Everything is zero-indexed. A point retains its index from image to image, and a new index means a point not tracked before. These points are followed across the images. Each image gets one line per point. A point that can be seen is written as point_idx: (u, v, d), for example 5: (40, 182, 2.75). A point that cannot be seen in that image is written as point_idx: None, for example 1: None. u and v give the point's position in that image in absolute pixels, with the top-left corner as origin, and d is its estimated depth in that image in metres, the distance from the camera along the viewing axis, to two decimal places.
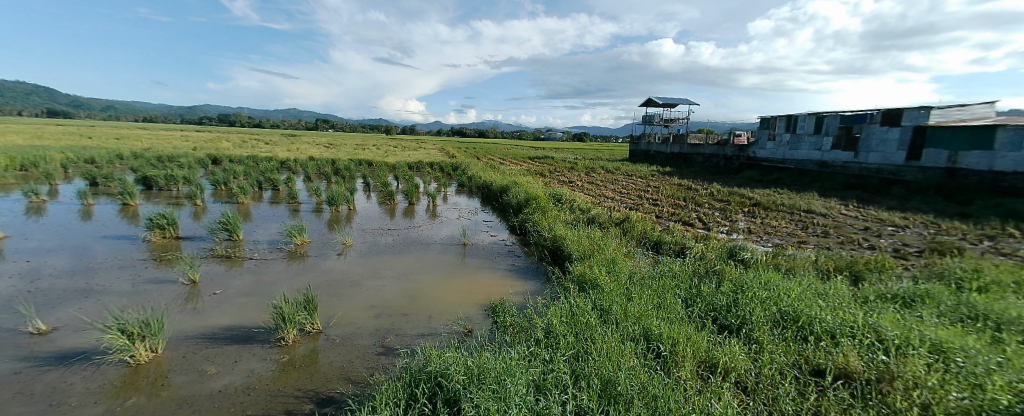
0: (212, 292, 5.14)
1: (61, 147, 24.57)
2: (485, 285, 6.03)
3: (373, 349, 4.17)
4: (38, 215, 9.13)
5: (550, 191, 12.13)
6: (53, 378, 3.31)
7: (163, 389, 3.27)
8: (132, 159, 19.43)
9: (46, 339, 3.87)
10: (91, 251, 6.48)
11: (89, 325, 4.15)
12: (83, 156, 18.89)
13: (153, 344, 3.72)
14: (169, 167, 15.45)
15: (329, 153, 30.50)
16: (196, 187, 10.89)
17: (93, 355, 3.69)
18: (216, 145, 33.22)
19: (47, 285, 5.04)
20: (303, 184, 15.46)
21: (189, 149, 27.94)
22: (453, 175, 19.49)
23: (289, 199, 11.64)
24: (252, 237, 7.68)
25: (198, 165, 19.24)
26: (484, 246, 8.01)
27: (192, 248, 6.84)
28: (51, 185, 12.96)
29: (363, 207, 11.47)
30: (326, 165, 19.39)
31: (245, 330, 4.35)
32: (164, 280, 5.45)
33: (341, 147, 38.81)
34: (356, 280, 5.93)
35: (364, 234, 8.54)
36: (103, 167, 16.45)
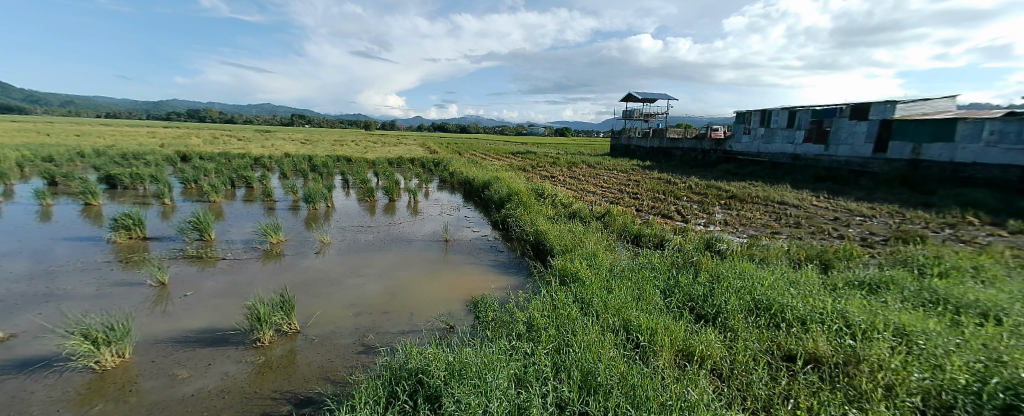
0: (183, 294, 4.97)
1: (17, 144, 23.39)
2: (468, 281, 6.04)
3: (353, 348, 4.14)
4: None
5: (532, 185, 12.13)
6: (12, 387, 3.15)
7: (132, 395, 3.17)
8: (95, 157, 18.53)
9: (4, 346, 3.68)
10: (51, 254, 6.18)
11: (50, 332, 3.96)
12: (42, 154, 18.01)
13: (121, 349, 3.58)
14: (134, 165, 14.81)
15: (306, 149, 29.73)
16: (164, 186, 10.47)
17: (55, 361, 3.53)
18: (189, 142, 32.22)
19: (4, 290, 4.79)
20: (279, 182, 15.03)
21: (156, 146, 26.80)
22: (435, 171, 19.34)
23: (264, 197, 11.31)
24: (226, 236, 7.46)
25: (165, 162, 18.46)
26: (468, 242, 8.02)
27: (161, 249, 6.59)
28: (4, 185, 12.25)
29: (343, 205, 11.26)
30: (303, 161, 18.92)
31: (219, 333, 4.22)
32: (131, 282, 5.23)
33: (319, 142, 37.93)
34: (336, 279, 5.83)
35: (344, 232, 8.40)
36: (63, 165, 15.68)
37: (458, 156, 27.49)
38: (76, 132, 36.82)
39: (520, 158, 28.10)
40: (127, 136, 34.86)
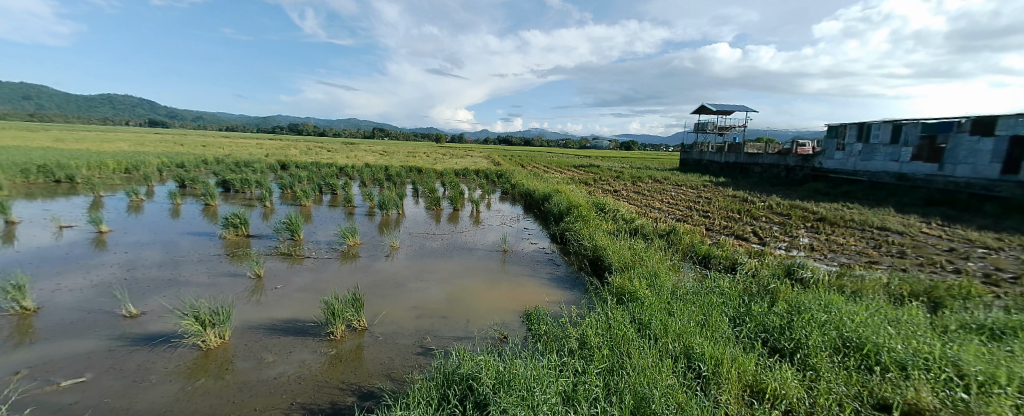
0: (274, 287, 5.62)
1: (162, 152, 28.50)
2: (523, 292, 6.07)
3: (413, 348, 4.39)
4: (140, 212, 10.58)
5: (593, 199, 11.95)
6: (140, 357, 3.80)
7: (229, 373, 3.67)
8: (216, 164, 21.98)
9: (137, 322, 4.44)
10: (179, 245, 7.41)
11: (170, 312, 4.69)
12: (181, 161, 21.87)
13: (222, 331, 4.13)
14: (245, 172, 17.23)
15: (384, 160, 32.59)
16: (266, 191, 12.06)
17: (172, 338, 4.17)
18: (286, 152, 36.86)
19: (143, 274, 5.81)
20: (357, 190, 16.50)
21: (262, 155, 31.08)
22: (497, 182, 19.89)
23: (345, 202, 12.52)
24: (311, 237, 8.33)
25: (268, 170, 21.27)
26: (526, 254, 8.09)
27: (260, 246, 7.55)
28: (151, 187, 14.96)
29: (410, 212, 11.99)
30: (380, 171, 20.64)
31: (299, 323, 4.69)
32: (235, 273, 6.06)
33: (396, 153, 41.24)
34: (401, 281, 6.21)
35: (410, 238, 8.92)
36: (195, 171, 18.82)
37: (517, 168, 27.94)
38: (204, 142, 43.98)
39: (584, 171, 27.93)
40: (241, 146, 40.85)
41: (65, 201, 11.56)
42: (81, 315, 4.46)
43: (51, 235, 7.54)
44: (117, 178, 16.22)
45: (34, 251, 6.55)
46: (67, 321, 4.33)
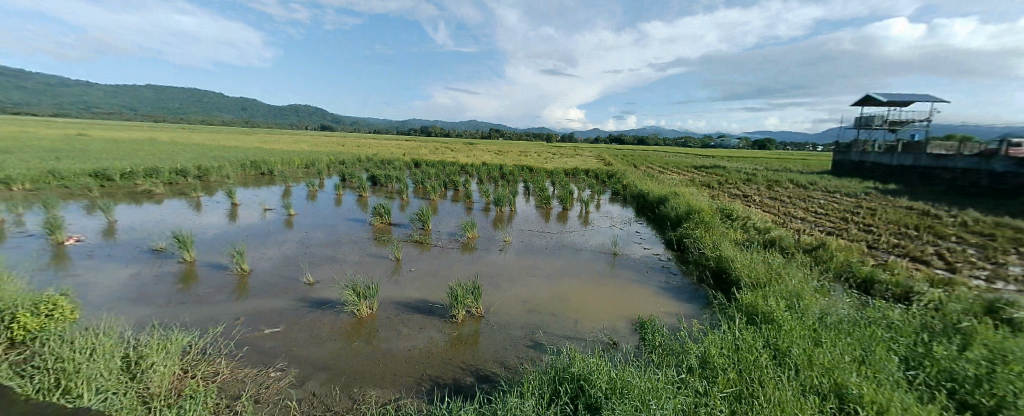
0: (408, 269, 6.43)
1: (330, 151, 35.32)
2: (632, 299, 5.83)
3: (524, 341, 4.59)
4: (316, 199, 13.31)
5: (717, 204, 10.81)
6: (317, 318, 4.74)
7: (378, 342, 4.41)
8: (366, 161, 26.28)
9: (313, 288, 5.50)
10: (342, 228, 9.07)
11: (335, 283, 5.70)
12: (342, 158, 26.82)
13: (371, 304, 4.88)
14: (388, 168, 20.25)
15: (499, 159, 34.87)
16: (404, 185, 13.96)
17: (336, 304, 5.09)
18: (418, 151, 42.05)
19: (316, 250, 7.22)
20: (475, 187, 17.91)
21: (401, 154, 36.08)
22: (607, 183, 19.52)
23: (465, 198, 13.74)
24: (437, 228, 9.31)
25: (405, 167, 24.60)
26: (638, 259, 7.73)
27: (399, 233, 8.74)
28: (324, 179, 18.62)
29: (521, 209, 12.51)
30: (496, 169, 22.07)
31: (428, 304, 5.28)
32: (380, 255, 7.11)
33: (511, 153, 43.62)
34: (511, 275, 6.53)
35: (522, 234, 9.30)
36: (352, 167, 22.83)
37: (626, 168, 26.87)
38: (354, 142, 52.89)
39: (702, 172, 25.57)
40: (383, 145, 48.29)
41: (270, 188, 15.23)
42: (277, 277, 5.75)
43: (263, 214, 9.99)
44: (302, 171, 20.63)
45: (254, 226, 8.77)
46: (270, 282, 5.59)
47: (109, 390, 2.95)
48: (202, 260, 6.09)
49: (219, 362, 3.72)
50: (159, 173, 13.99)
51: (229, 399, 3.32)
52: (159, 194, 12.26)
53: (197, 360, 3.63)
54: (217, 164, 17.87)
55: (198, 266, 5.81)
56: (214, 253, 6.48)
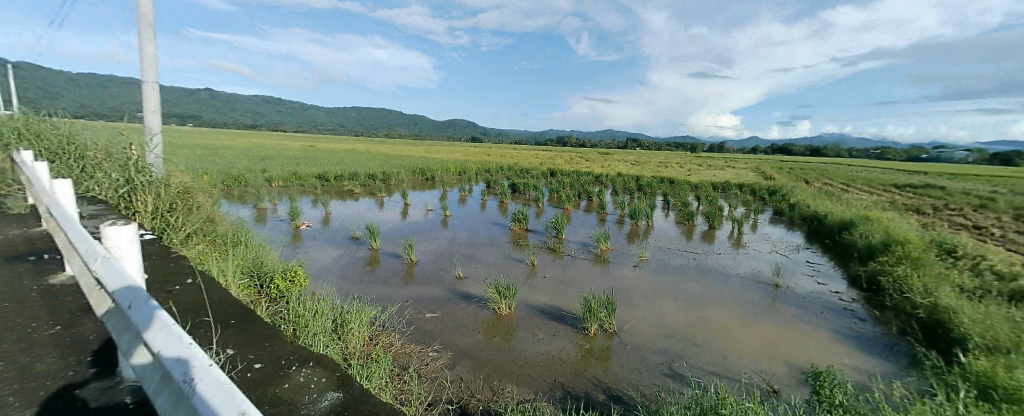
0: (543, 275, 6.69)
1: (478, 158, 39.83)
2: (796, 343, 4.99)
3: (662, 368, 4.28)
4: (466, 203, 15.11)
5: (937, 235, 8.26)
6: (464, 309, 5.30)
7: (514, 341, 4.69)
8: (506, 169, 28.52)
9: (463, 282, 6.13)
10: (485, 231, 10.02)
11: (481, 280, 6.29)
12: (487, 166, 29.79)
13: (511, 304, 5.24)
14: (526, 177, 21.79)
15: (636, 169, 33.85)
16: (540, 193, 14.91)
17: (480, 299, 5.59)
18: (554, 160, 43.49)
19: (466, 248, 8.13)
20: (609, 199, 17.59)
21: (536, 162, 38.35)
22: (767, 201, 17.01)
23: (599, 209, 13.82)
24: (571, 237, 9.50)
25: (541, 175, 26.11)
26: (808, 296, 6.56)
27: (535, 239, 9.25)
28: (472, 184, 21.19)
29: (658, 225, 11.74)
30: (631, 181, 21.61)
31: (561, 312, 5.38)
32: (517, 259, 7.59)
33: (647, 163, 41.76)
34: (646, 294, 6.20)
35: (660, 253, 8.71)
36: (494, 174, 25.13)
37: (790, 184, 22.64)
38: (492, 152, 57.93)
39: (908, 192, 19.92)
40: (520, 154, 52.08)
41: (431, 192, 17.96)
42: (435, 267, 6.66)
43: (425, 214, 11.81)
44: (456, 177, 23.91)
45: (418, 222, 10.43)
46: (429, 272, 6.45)
47: (330, 342, 3.74)
48: (382, 247, 7.47)
49: (393, 335, 4.46)
50: (359, 175, 17.91)
51: (401, 368, 3.93)
52: (359, 193, 15.75)
53: (378, 330, 4.43)
54: (396, 169, 22.03)
55: (379, 252, 7.16)
56: (391, 243, 7.90)
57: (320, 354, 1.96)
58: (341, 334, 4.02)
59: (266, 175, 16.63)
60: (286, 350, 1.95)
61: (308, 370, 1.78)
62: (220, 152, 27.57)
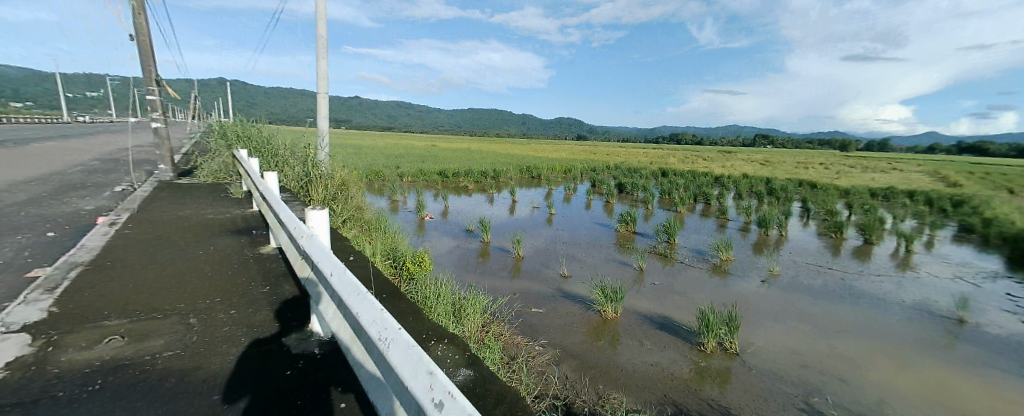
0: (652, 282, 6.45)
1: (584, 158, 39.93)
2: (994, 398, 3.92)
3: (794, 401, 3.73)
4: (570, 202, 15.47)
5: None
6: (569, 308, 5.39)
7: (620, 347, 4.58)
8: (612, 168, 28.03)
9: (567, 281, 6.22)
10: (591, 231, 10.10)
11: (586, 280, 6.30)
12: (592, 165, 29.68)
13: (617, 308, 5.15)
14: (634, 177, 21.21)
15: (763, 170, 30.05)
16: (650, 195, 14.50)
17: (587, 301, 5.62)
18: (665, 159, 40.94)
19: (572, 246, 8.24)
20: (730, 203, 16.12)
21: (645, 161, 36.87)
22: (952, 214, 13.65)
23: (718, 215, 12.86)
24: (684, 244, 8.95)
25: (651, 175, 25.14)
26: (1015, 340, 5.11)
27: (643, 241, 9.00)
28: (577, 183, 21.47)
29: (791, 236, 10.37)
30: (759, 184, 19.48)
31: (673, 324, 5.11)
32: (624, 262, 7.43)
33: (778, 163, 36.77)
34: (775, 315, 5.52)
35: (793, 268, 7.68)
36: (600, 173, 24.90)
37: (987, 194, 17.55)
38: (596, 150, 56.95)
39: None
40: (629, 153, 50.33)
41: (537, 190, 18.83)
42: (540, 264, 6.87)
43: (530, 211, 12.40)
44: (562, 175, 24.48)
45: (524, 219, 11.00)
46: (535, 268, 6.67)
47: (453, 324, 4.04)
48: (491, 241, 8.06)
49: (503, 325, 4.68)
50: (472, 171, 19.55)
51: (511, 358, 4.07)
52: (473, 189, 17.27)
53: (490, 320, 4.70)
54: (505, 167, 23.52)
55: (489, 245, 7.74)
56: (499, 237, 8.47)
57: (452, 333, 2.07)
58: (460, 318, 4.33)
59: (399, 170, 19.26)
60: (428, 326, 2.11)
61: (443, 346, 1.85)
62: (369, 150, 32.97)
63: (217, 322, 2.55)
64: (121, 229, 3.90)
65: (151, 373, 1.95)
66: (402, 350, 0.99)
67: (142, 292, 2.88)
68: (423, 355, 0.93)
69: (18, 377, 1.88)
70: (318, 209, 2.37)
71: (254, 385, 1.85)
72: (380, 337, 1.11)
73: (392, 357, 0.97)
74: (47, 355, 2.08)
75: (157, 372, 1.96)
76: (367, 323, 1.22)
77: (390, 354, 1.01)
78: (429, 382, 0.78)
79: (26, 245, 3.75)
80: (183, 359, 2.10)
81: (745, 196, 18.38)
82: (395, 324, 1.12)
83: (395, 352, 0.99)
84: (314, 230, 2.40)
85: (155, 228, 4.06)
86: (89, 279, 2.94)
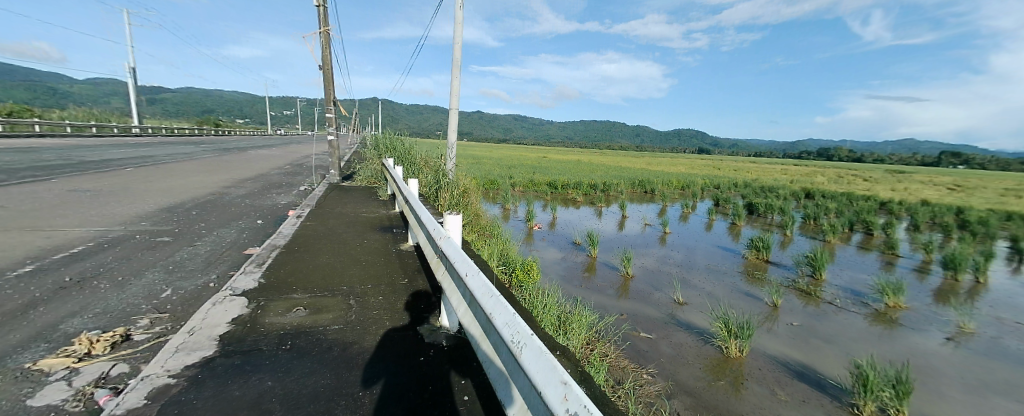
0: (788, 322, 5.83)
1: (705, 174, 36.70)
2: None
3: None
4: (688, 221, 14.61)
5: None
6: (682, 337, 5.09)
7: (743, 389, 4.06)
8: (741, 187, 25.19)
9: (682, 309, 5.96)
10: (714, 256, 9.47)
11: (703, 311, 5.93)
12: (716, 182, 27.23)
13: (741, 346, 4.63)
14: (767, 197, 18.94)
15: (959, 197, 23.54)
16: (788, 220, 12.92)
17: (704, 334, 5.22)
18: (808, 178, 35.01)
19: (693, 271, 7.94)
20: (903, 236, 13.24)
21: (784, 180, 32.24)
22: None
23: (883, 249, 10.79)
24: (832, 281, 7.91)
25: (790, 196, 22.02)
26: None
27: (778, 274, 8.23)
28: (697, 202, 20.07)
29: (1000, 284, 8.07)
30: (950, 215, 15.53)
31: (816, 376, 4.40)
32: (753, 295, 6.90)
33: (984, 189, 28.37)
34: (970, 384, 4.28)
35: (1004, 329, 5.93)
36: (725, 192, 22.85)
37: None
38: (718, 165, 51.47)
39: None
40: (763, 170, 44.35)
41: (650, 206, 18.09)
42: (651, 287, 6.75)
43: (642, 228, 12.03)
44: (679, 192, 23.14)
45: (636, 236, 10.79)
46: (646, 291, 6.55)
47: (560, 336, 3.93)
48: (599, 256, 8.21)
49: (609, 346, 4.46)
50: (581, 184, 19.63)
51: (616, 382, 3.82)
52: (583, 201, 17.54)
53: (595, 338, 4.49)
54: (616, 180, 23.11)
55: (597, 261, 7.87)
56: (608, 253, 8.54)
57: (563, 345, 1.98)
58: (565, 331, 4.19)
59: (512, 179, 20.35)
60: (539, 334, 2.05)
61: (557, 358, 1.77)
62: (487, 161, 35.84)
63: (369, 306, 2.94)
64: (304, 220, 5.01)
65: (325, 342, 2.33)
66: (535, 357, 1.07)
67: (319, 273, 3.53)
68: (558, 366, 0.98)
69: (243, 329, 2.42)
70: (454, 215, 2.68)
71: (399, 366, 2.07)
72: (513, 340, 1.20)
73: (527, 363, 1.06)
74: (257, 316, 2.64)
75: (328, 342, 2.33)
76: (501, 325, 1.33)
77: (524, 358, 1.10)
78: (564, 393, 0.81)
79: (247, 228, 5.02)
80: (346, 333, 2.46)
81: (924, 229, 14.71)
82: (527, 330, 1.20)
83: (528, 357, 1.07)
84: (450, 233, 2.67)
85: (326, 222, 5.05)
86: (282, 260, 3.73)
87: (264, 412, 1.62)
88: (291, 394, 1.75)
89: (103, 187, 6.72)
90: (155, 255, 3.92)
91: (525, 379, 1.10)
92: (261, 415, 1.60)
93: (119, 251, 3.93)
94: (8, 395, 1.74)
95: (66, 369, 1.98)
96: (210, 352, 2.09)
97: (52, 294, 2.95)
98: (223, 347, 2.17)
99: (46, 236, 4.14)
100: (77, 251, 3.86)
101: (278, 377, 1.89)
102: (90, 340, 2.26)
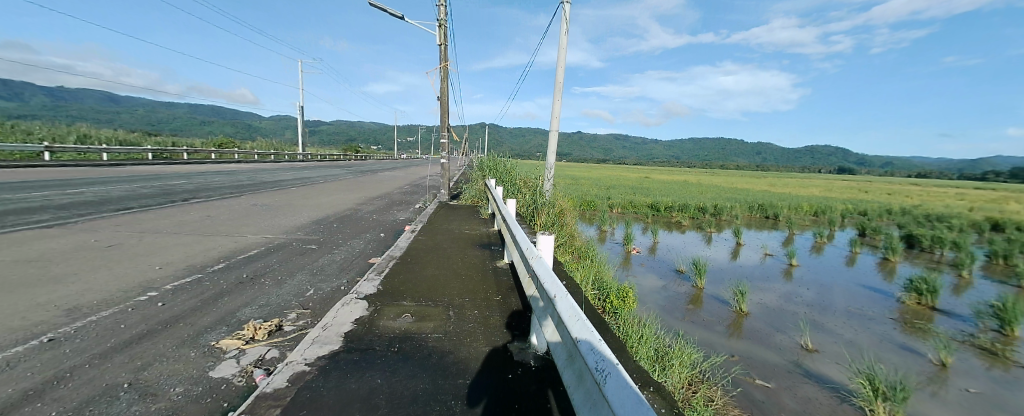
0: (966, 388, 4.55)
1: (842, 197, 31.09)
2: None
3: None
4: (820, 253, 12.51)
5: None
6: (811, 390, 4.31)
7: None
8: (900, 216, 20.63)
9: (811, 357, 5.08)
10: (859, 297, 7.86)
11: (840, 362, 4.97)
12: (860, 208, 22.82)
13: (893, 410, 3.75)
14: (937, 228, 15.22)
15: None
16: (966, 258, 10.24)
17: (841, 389, 4.34)
18: (1003, 206, 27.11)
19: (824, 312, 6.76)
20: None
21: (963, 207, 25.52)
22: None
23: None
24: None
25: (973, 229, 17.32)
26: None
27: (948, 324, 6.53)
28: (832, 230, 17.08)
29: None
30: None
31: None
32: (912, 349, 5.56)
33: None
34: None
35: None
36: (874, 220, 19.03)
37: None
38: (862, 187, 43.07)
39: None
40: (927, 194, 35.80)
41: (772, 234, 15.97)
42: (771, 327, 5.89)
43: (761, 259, 10.62)
44: (807, 218, 20.02)
45: (755, 268, 9.57)
46: (762, 331, 5.75)
47: (656, 372, 3.50)
48: (707, 288, 7.49)
49: (715, 390, 3.89)
50: (688, 207, 18.25)
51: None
52: (686, 225, 16.33)
53: (698, 380, 3.94)
54: (730, 203, 20.99)
55: (703, 292, 7.21)
56: (718, 285, 7.72)
57: (657, 381, 1.68)
58: (663, 367, 3.73)
59: (610, 200, 19.83)
60: (629, 365, 1.76)
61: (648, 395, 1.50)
62: (581, 181, 35.80)
63: (465, 319, 2.95)
64: (417, 235, 5.55)
65: (427, 349, 2.37)
66: (618, 389, 0.95)
67: (425, 284, 3.79)
68: (641, 401, 0.86)
69: (362, 329, 2.61)
70: (546, 234, 2.61)
71: (491, 383, 1.97)
72: (595, 366, 1.11)
73: (609, 394, 0.94)
74: (372, 318, 2.84)
75: (429, 349, 2.36)
76: (584, 349, 1.23)
77: (606, 387, 0.99)
78: None
79: (372, 240, 5.76)
80: (444, 342, 2.48)
81: None
82: (611, 359, 1.09)
83: (610, 388, 0.97)
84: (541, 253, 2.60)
85: (433, 237, 5.51)
86: (393, 270, 4.10)
87: (372, 407, 1.68)
88: (396, 394, 1.80)
89: (273, 202, 8.42)
90: (303, 259, 4.68)
91: (606, 412, 0.99)
92: (370, 409, 1.67)
93: (279, 255, 4.81)
94: (200, 365, 2.18)
95: (237, 349, 2.43)
96: (336, 347, 2.29)
97: (235, 286, 3.70)
98: (346, 343, 2.36)
99: (237, 240, 5.30)
100: (253, 253, 4.82)
101: (386, 376, 1.98)
102: (254, 327, 2.73)
